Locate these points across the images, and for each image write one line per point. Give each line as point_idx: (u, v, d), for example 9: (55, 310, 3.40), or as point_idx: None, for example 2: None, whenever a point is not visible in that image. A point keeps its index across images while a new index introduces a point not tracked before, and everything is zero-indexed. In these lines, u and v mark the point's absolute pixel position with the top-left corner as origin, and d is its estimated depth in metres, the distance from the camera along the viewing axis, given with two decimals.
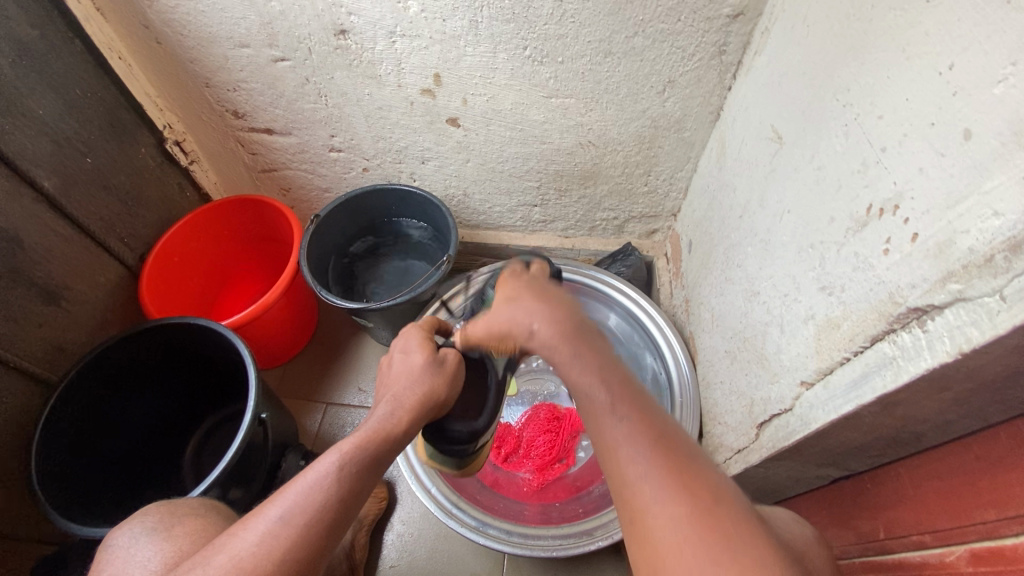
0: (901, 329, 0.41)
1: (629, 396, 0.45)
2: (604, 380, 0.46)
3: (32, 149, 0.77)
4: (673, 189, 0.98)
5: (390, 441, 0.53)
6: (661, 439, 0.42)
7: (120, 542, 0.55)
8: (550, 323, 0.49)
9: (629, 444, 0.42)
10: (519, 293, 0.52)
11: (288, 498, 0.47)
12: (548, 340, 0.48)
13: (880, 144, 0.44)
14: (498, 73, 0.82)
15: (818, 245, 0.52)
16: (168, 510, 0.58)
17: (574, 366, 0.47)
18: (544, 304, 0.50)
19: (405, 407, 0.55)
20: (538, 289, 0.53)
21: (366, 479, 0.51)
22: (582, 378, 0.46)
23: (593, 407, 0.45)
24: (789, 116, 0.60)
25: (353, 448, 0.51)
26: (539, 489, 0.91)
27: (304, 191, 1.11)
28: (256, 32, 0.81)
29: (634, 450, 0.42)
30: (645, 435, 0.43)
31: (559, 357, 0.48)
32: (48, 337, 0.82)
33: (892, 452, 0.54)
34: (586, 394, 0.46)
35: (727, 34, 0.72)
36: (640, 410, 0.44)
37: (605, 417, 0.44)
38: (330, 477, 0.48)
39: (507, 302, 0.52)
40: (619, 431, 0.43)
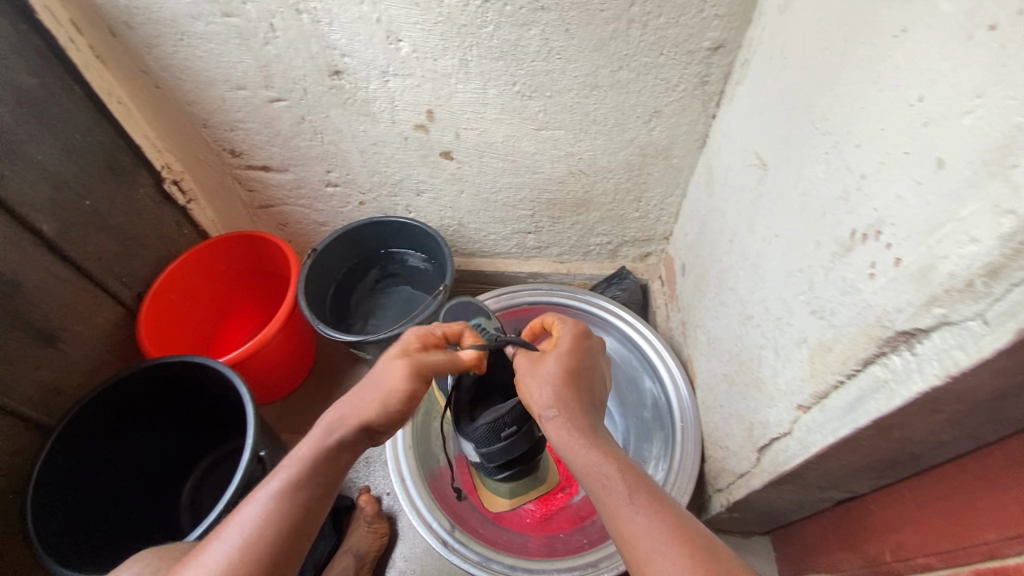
0: (891, 352, 0.41)
1: (643, 490, 0.50)
2: (622, 474, 0.51)
3: (33, 195, 0.79)
4: (664, 214, 1.00)
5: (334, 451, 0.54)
6: (678, 531, 0.46)
7: None
8: (569, 417, 0.55)
9: (648, 536, 0.46)
10: (553, 374, 0.57)
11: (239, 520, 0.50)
12: (563, 434, 0.54)
13: (859, 172, 0.45)
14: (489, 108, 0.84)
15: (806, 270, 0.53)
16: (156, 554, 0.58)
17: (592, 458, 0.52)
18: (574, 397, 0.57)
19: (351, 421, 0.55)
20: (574, 375, 0.58)
21: (319, 492, 0.52)
22: (600, 468, 0.52)
23: (611, 499, 0.50)
24: (772, 144, 0.62)
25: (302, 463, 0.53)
26: (542, 521, 0.89)
27: (301, 225, 1.13)
28: (253, 74, 0.83)
29: (653, 543, 0.45)
30: (662, 528, 0.46)
31: (574, 450, 0.53)
32: (45, 379, 0.82)
33: (894, 474, 0.54)
34: (603, 485, 0.51)
35: (708, 66, 0.75)
36: (658, 504, 0.49)
37: (625, 509, 0.48)
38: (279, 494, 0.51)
39: (542, 380, 0.57)
40: (641, 521, 0.47)
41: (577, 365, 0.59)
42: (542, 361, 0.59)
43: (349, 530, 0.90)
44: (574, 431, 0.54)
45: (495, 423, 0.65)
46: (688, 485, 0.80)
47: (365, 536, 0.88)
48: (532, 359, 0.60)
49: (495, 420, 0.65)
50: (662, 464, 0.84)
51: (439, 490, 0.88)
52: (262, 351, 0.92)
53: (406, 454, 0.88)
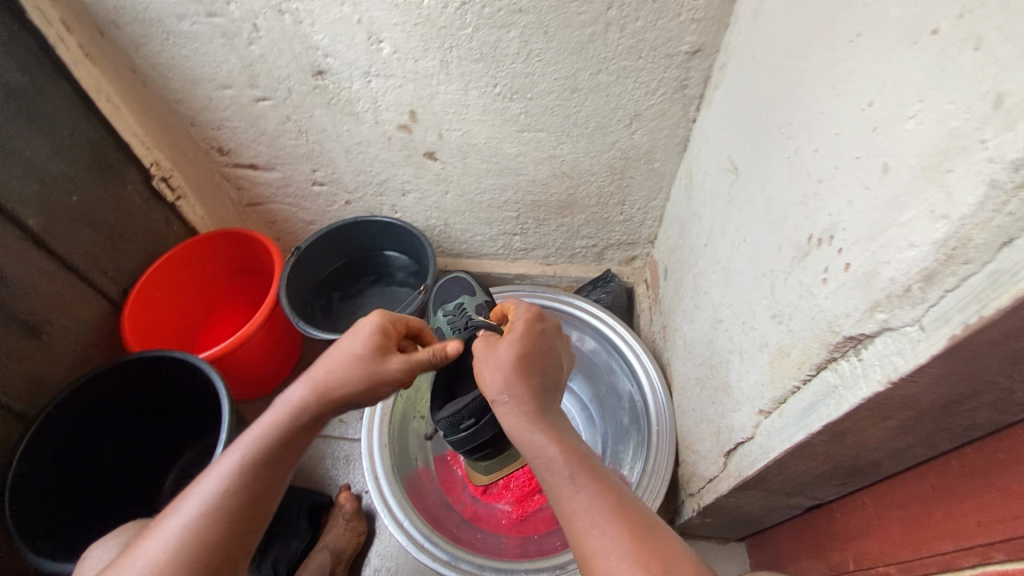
0: (841, 357, 0.41)
1: (587, 468, 0.50)
2: (566, 453, 0.51)
3: (18, 189, 0.80)
4: (648, 218, 1.00)
5: (295, 426, 0.54)
6: (619, 510, 0.46)
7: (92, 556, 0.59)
8: (519, 403, 0.55)
9: (588, 514, 0.46)
10: (506, 360, 0.57)
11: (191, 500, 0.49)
12: (512, 418, 0.55)
13: (816, 176, 0.45)
14: (471, 109, 0.84)
15: (769, 274, 0.52)
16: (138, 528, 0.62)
17: (537, 439, 0.53)
18: (526, 382, 0.56)
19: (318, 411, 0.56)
20: (526, 362, 0.57)
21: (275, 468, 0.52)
22: (545, 448, 0.52)
23: (555, 477, 0.50)
24: (743, 148, 0.62)
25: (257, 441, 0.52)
26: (518, 522, 0.90)
27: (289, 224, 1.14)
28: (238, 73, 0.84)
29: (592, 522, 0.46)
30: (601, 505, 0.47)
31: (523, 433, 0.54)
32: (28, 371, 0.83)
33: (855, 481, 0.54)
34: (548, 464, 0.51)
35: (687, 69, 0.75)
36: (600, 482, 0.49)
37: (567, 487, 0.49)
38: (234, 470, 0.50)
39: (495, 366, 0.57)
40: (581, 499, 0.47)
41: (531, 352, 0.58)
42: (496, 348, 0.59)
43: (326, 528, 0.90)
44: (523, 415, 0.54)
45: (455, 416, 0.71)
46: (660, 488, 0.79)
47: (341, 534, 0.88)
48: (489, 345, 0.60)
49: (454, 413, 0.70)
50: (636, 467, 0.84)
51: (414, 490, 0.88)
52: (242, 348, 0.93)
53: (383, 452, 0.88)
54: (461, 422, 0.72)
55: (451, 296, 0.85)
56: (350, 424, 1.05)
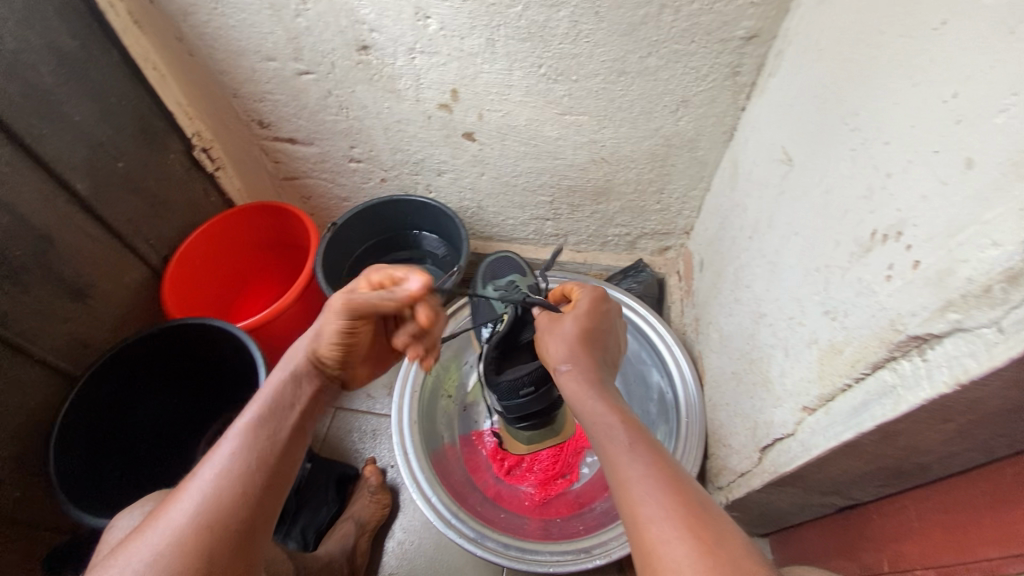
0: (901, 357, 0.40)
1: (646, 442, 0.51)
2: (626, 422, 0.53)
3: (68, 153, 0.82)
4: (686, 207, 0.98)
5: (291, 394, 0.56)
6: (671, 481, 0.46)
7: (120, 525, 0.61)
8: (581, 371, 0.60)
9: (643, 482, 0.47)
10: (569, 332, 0.63)
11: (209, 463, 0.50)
12: (575, 385, 0.59)
13: (885, 169, 0.44)
14: (513, 90, 0.83)
15: (823, 269, 0.51)
16: (168, 496, 0.64)
17: (597, 406, 0.56)
18: (589, 353, 0.62)
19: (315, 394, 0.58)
20: (589, 336, 0.63)
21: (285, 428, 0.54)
22: (605, 416, 0.54)
23: (614, 445, 0.51)
24: (800, 139, 0.60)
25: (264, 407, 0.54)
26: (540, 504, 0.91)
27: (324, 199, 1.15)
28: (283, 46, 0.84)
29: (646, 488, 0.46)
30: (655, 476, 0.47)
31: (584, 400, 0.57)
32: (72, 332, 0.85)
33: (897, 483, 0.53)
34: (608, 431, 0.53)
35: (741, 56, 0.73)
36: (655, 456, 0.49)
37: (624, 457, 0.50)
38: (248, 433, 0.52)
39: (560, 338, 0.63)
40: (635, 468, 0.48)
41: (593, 328, 0.64)
42: (564, 321, 0.65)
43: (352, 499, 0.92)
44: (584, 383, 0.58)
45: (516, 381, 0.73)
46: None
47: (366, 505, 0.90)
48: (554, 320, 0.66)
49: (515, 378, 0.73)
50: None
51: (440, 467, 0.90)
52: (277, 321, 0.95)
53: (412, 429, 0.89)
54: (520, 388, 0.74)
55: (502, 275, 0.83)
56: (377, 400, 1.06)
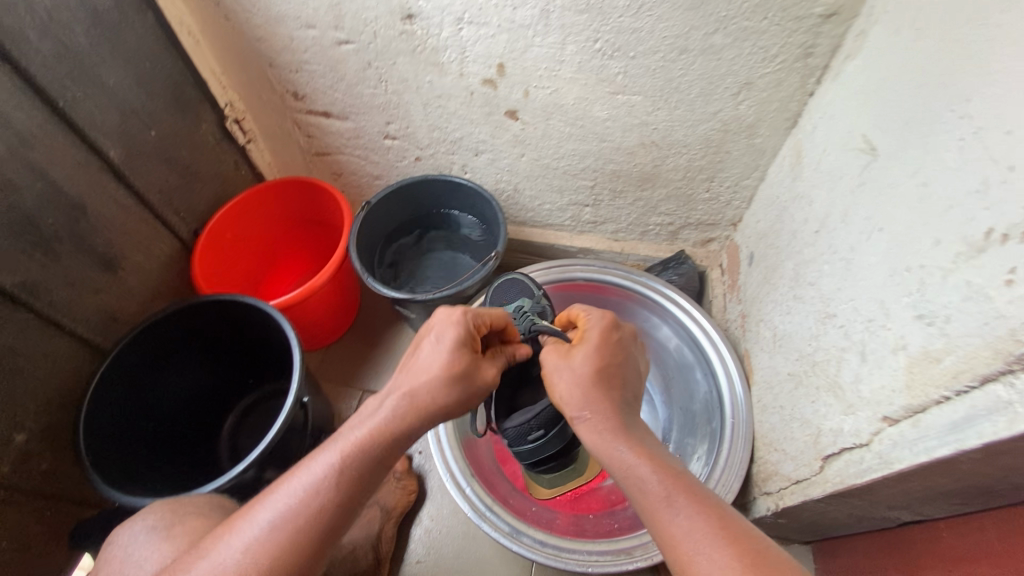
0: (1021, 371, 0.36)
1: (682, 488, 0.48)
2: (658, 472, 0.49)
3: (101, 119, 0.79)
4: (736, 197, 0.93)
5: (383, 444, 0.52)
6: (725, 534, 0.44)
7: (120, 541, 0.59)
8: (601, 419, 0.53)
9: (690, 538, 0.44)
10: (581, 373, 0.55)
11: (278, 504, 0.49)
12: (595, 435, 0.53)
13: (1007, 161, 0.39)
14: (564, 66, 0.79)
15: (916, 269, 0.47)
16: (169, 509, 0.62)
17: (625, 456, 0.51)
18: (605, 397, 0.55)
19: (375, 442, 0.52)
20: (604, 375, 0.56)
21: (366, 478, 0.51)
22: (636, 467, 0.50)
23: (648, 498, 0.48)
24: (887, 127, 0.56)
25: (352, 451, 0.51)
26: (572, 499, 0.88)
27: (355, 176, 1.12)
28: (323, 13, 0.80)
29: (695, 545, 0.43)
30: (704, 529, 0.44)
31: (608, 450, 0.52)
32: (103, 304, 0.83)
33: (979, 502, 0.50)
34: (640, 485, 0.49)
35: (816, 35, 0.67)
36: (698, 503, 0.46)
37: (663, 509, 0.47)
38: (325, 478, 0.50)
39: (571, 379, 0.56)
40: (681, 522, 0.45)
41: (607, 363, 0.57)
42: (572, 360, 0.57)
43: (379, 484, 0.91)
44: (607, 432, 0.53)
45: (523, 426, 0.68)
46: (734, 483, 0.77)
47: (393, 492, 0.89)
48: (561, 356, 0.58)
49: (522, 423, 0.68)
50: (706, 458, 0.81)
51: (472, 456, 0.88)
52: (309, 300, 0.92)
53: (444, 417, 0.86)
54: (529, 433, 0.69)
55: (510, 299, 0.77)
56: None
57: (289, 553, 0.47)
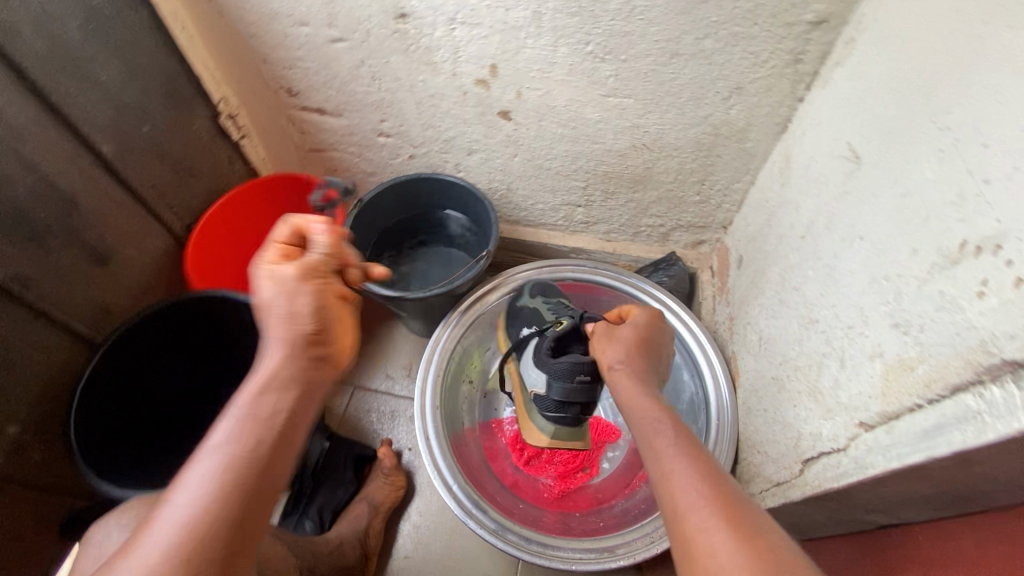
0: (990, 382, 0.37)
1: (684, 435, 0.48)
2: (671, 416, 0.50)
3: (94, 114, 0.79)
4: (727, 201, 0.94)
5: (271, 398, 0.47)
6: (711, 475, 0.44)
7: (95, 538, 0.60)
8: (635, 371, 0.56)
9: (684, 472, 0.44)
10: (626, 337, 0.60)
11: (182, 487, 0.43)
12: (626, 382, 0.55)
13: (982, 174, 0.40)
14: (556, 68, 0.79)
15: (893, 278, 0.48)
16: (143, 506, 0.63)
17: (646, 399, 0.52)
18: (643, 359, 0.58)
19: (262, 394, 0.47)
20: (645, 344, 0.59)
21: (267, 433, 0.45)
22: (652, 407, 0.51)
23: (654, 435, 0.48)
24: (871, 135, 0.56)
25: (244, 417, 0.45)
26: (559, 497, 0.89)
27: (349, 173, 1.12)
28: (317, 10, 0.80)
29: (684, 477, 0.44)
30: (697, 467, 0.44)
31: (633, 394, 0.53)
32: (95, 298, 0.84)
33: (953, 508, 0.51)
34: (654, 421, 0.50)
35: (806, 42, 0.68)
36: (694, 446, 0.47)
37: (666, 445, 0.47)
38: (225, 447, 0.44)
39: (615, 341, 0.60)
40: (678, 458, 0.45)
41: (650, 338, 0.61)
42: (622, 326, 0.62)
43: (367, 481, 0.91)
44: (637, 381, 0.54)
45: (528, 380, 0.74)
46: None
47: (382, 487, 0.89)
48: (610, 328, 0.64)
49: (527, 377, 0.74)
50: None
51: (460, 453, 0.88)
52: None
53: (434, 414, 0.88)
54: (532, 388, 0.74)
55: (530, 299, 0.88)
56: (396, 381, 1.05)
57: (209, 527, 0.41)
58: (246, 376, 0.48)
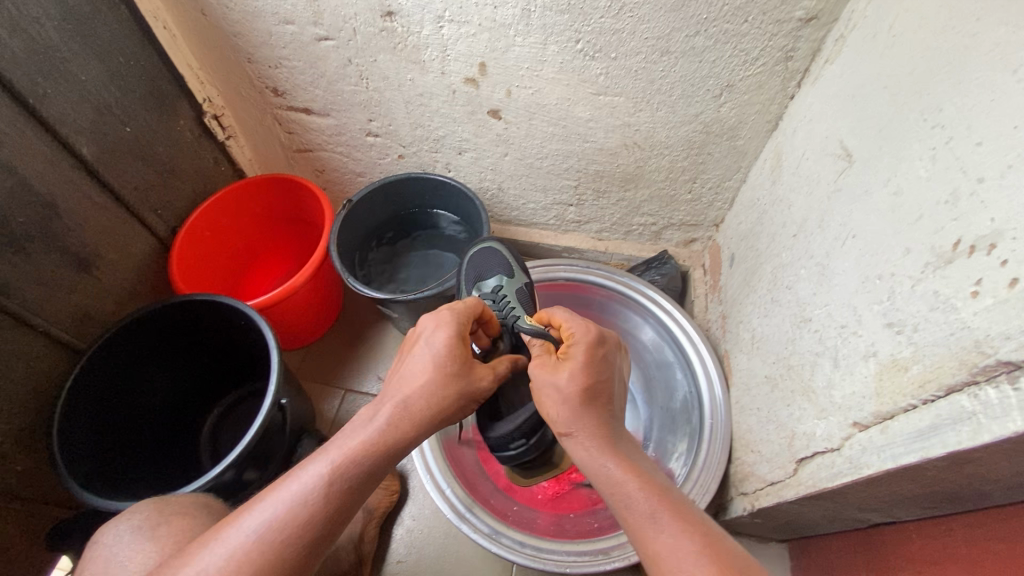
0: (985, 383, 0.37)
1: (669, 506, 0.47)
2: (645, 488, 0.49)
3: (73, 116, 0.77)
4: (718, 199, 0.93)
5: (376, 456, 0.50)
6: (710, 548, 0.43)
7: (105, 540, 0.56)
8: (587, 436, 0.52)
9: (676, 554, 0.43)
10: (568, 391, 0.54)
11: (265, 512, 0.46)
12: (582, 452, 0.52)
13: (975, 173, 0.39)
14: (546, 66, 0.78)
15: (886, 278, 0.48)
16: (157, 508, 0.59)
17: (610, 471, 0.50)
18: (590, 414, 0.53)
19: (367, 448, 0.50)
20: (590, 393, 0.54)
21: (357, 489, 0.49)
22: (622, 482, 0.49)
23: (634, 516, 0.47)
24: (863, 133, 0.56)
25: (347, 460, 0.49)
26: (554, 499, 0.89)
27: (338, 173, 1.10)
28: (302, 9, 0.78)
29: (679, 561, 0.43)
30: (692, 545, 0.44)
31: (595, 466, 0.51)
32: (78, 304, 0.82)
33: (947, 506, 0.50)
34: (627, 500, 0.48)
35: (797, 39, 0.67)
36: (683, 520, 0.46)
37: (649, 526, 0.46)
38: (318, 486, 0.48)
39: (557, 396, 0.54)
40: (668, 539, 0.44)
41: (594, 380, 0.55)
42: (560, 373, 0.55)
43: None
44: (593, 448, 0.52)
45: (508, 435, 0.68)
46: (711, 483, 0.78)
47: (375, 492, 0.88)
48: (547, 367, 0.57)
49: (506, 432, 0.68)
50: (684, 459, 0.82)
51: (453, 456, 0.87)
52: (289, 299, 0.91)
53: None
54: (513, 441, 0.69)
55: (489, 272, 0.75)
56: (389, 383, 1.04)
57: (275, 562, 0.45)
58: (360, 422, 0.52)
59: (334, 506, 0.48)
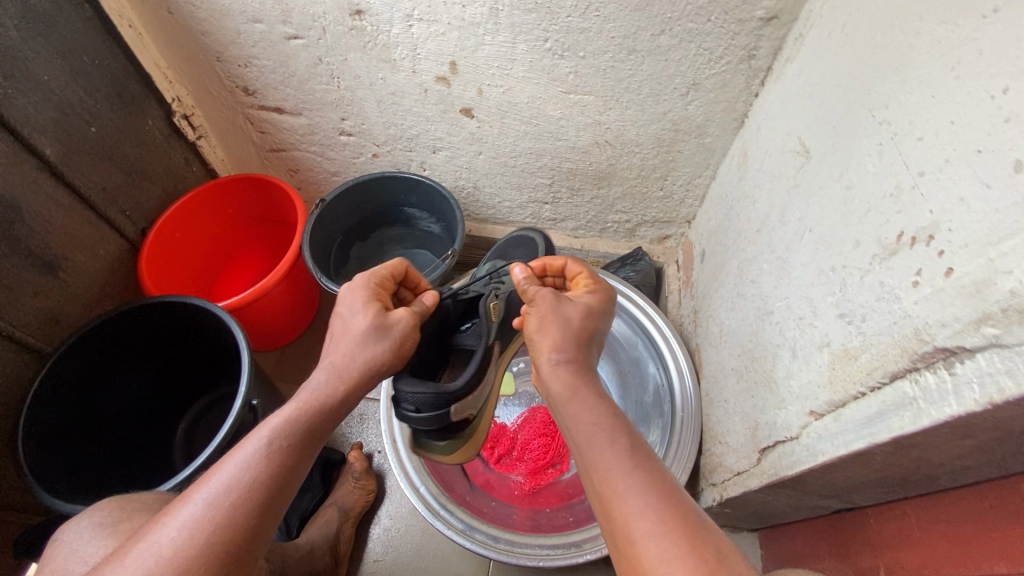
0: (925, 368, 0.38)
1: (626, 432, 0.50)
2: (607, 414, 0.51)
3: (36, 116, 0.76)
4: (689, 196, 0.95)
5: (318, 416, 0.52)
6: (656, 476, 0.46)
7: (65, 537, 0.55)
8: (572, 364, 0.55)
9: (626, 476, 0.46)
10: (570, 327, 0.57)
11: (213, 481, 0.46)
12: (566, 377, 0.54)
13: (917, 167, 0.41)
14: (516, 65, 0.79)
15: (839, 269, 0.49)
16: (119, 504, 0.58)
17: (582, 398, 0.52)
18: (577, 350, 0.57)
19: (308, 411, 0.51)
20: (582, 335, 0.58)
21: (302, 452, 0.50)
22: (591, 408, 0.51)
23: (592, 438, 0.49)
24: (818, 129, 0.57)
25: (287, 423, 0.50)
26: (530, 494, 0.90)
27: (312, 173, 1.10)
28: (270, 7, 0.78)
29: (626, 480, 0.46)
30: (640, 470, 0.46)
31: (571, 392, 0.53)
32: (43, 307, 0.80)
33: (900, 491, 0.52)
34: (592, 423, 0.50)
35: (758, 38, 0.69)
36: (636, 447, 0.49)
37: (607, 449, 0.48)
38: (264, 451, 0.48)
39: (558, 325, 0.57)
40: (619, 462, 0.47)
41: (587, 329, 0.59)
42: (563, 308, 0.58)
43: (337, 485, 0.90)
44: (574, 378, 0.54)
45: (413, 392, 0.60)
46: (682, 475, 0.79)
47: (352, 491, 0.89)
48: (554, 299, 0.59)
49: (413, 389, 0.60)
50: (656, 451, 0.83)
51: None
52: (262, 299, 0.91)
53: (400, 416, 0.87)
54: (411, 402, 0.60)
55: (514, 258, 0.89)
56: None
57: (227, 530, 0.44)
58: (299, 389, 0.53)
59: (281, 470, 0.48)
